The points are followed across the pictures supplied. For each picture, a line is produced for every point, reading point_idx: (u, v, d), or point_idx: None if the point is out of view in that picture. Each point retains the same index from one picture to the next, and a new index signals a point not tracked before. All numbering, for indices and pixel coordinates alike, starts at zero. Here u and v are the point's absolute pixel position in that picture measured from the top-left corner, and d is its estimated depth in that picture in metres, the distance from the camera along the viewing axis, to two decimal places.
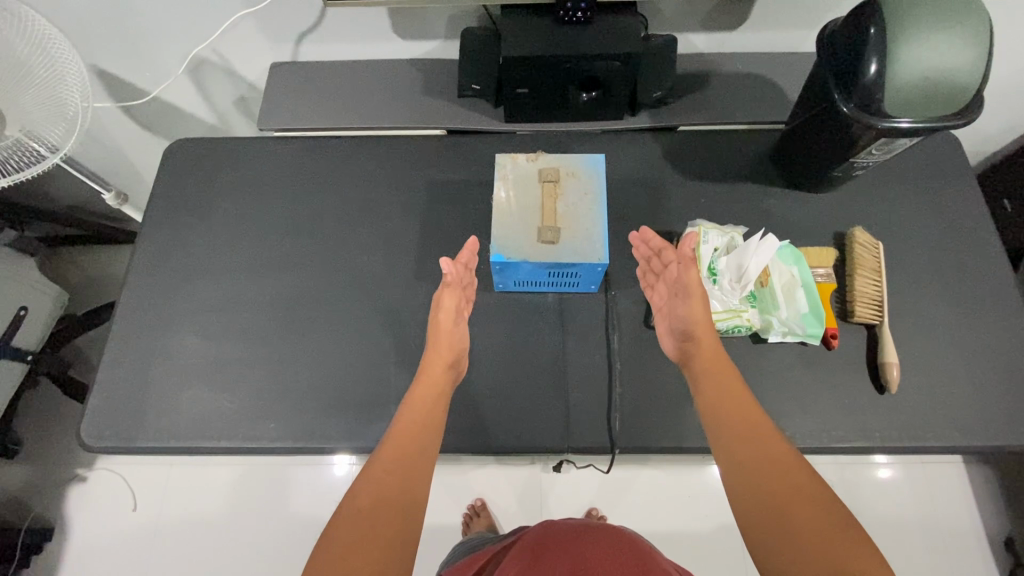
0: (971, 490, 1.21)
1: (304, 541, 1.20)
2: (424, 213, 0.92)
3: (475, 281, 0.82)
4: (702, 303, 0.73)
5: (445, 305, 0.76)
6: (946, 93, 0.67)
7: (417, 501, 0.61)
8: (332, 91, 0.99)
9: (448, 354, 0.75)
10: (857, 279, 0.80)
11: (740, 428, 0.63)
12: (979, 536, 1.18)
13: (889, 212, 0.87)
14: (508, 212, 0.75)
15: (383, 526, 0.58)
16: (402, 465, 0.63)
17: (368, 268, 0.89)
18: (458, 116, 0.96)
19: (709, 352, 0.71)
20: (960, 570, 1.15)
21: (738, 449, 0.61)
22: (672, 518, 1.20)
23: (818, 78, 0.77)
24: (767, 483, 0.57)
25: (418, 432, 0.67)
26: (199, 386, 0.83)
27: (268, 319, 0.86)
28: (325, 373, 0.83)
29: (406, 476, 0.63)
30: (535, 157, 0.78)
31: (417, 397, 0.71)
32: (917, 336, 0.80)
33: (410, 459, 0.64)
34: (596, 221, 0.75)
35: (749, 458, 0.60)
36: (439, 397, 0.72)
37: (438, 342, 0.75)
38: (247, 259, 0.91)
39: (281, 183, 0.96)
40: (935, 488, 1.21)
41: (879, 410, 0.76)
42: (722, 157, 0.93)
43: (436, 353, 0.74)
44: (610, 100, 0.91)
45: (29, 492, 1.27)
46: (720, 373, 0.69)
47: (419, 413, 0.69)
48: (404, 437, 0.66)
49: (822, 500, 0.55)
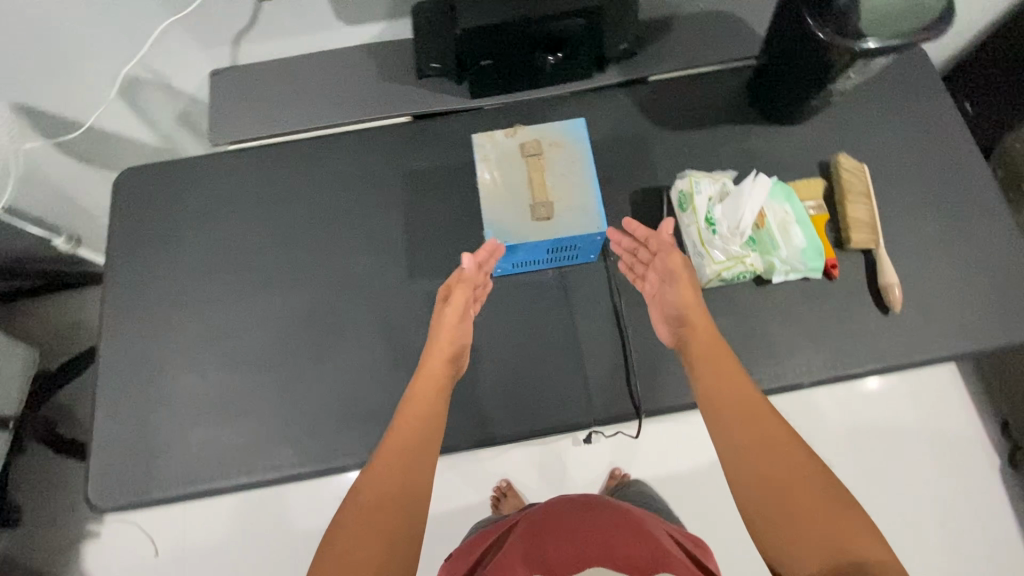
0: (967, 390, 1.27)
1: None
2: (406, 206, 0.89)
3: (490, 283, 0.77)
4: (692, 288, 0.71)
5: (455, 304, 0.72)
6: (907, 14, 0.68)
7: (418, 487, 0.60)
8: (282, 91, 0.93)
9: (448, 346, 0.72)
10: (848, 206, 0.81)
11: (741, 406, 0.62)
12: (977, 428, 1.25)
13: (869, 132, 0.87)
14: (496, 193, 0.72)
15: (383, 518, 0.56)
16: (402, 458, 0.61)
17: (358, 273, 0.85)
18: (421, 99, 0.92)
19: (706, 335, 0.69)
20: (966, 465, 1.22)
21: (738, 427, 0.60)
22: (696, 467, 1.20)
23: (786, 11, 0.76)
24: (767, 462, 0.57)
25: (417, 424, 0.65)
26: (207, 426, 0.79)
27: (263, 342, 0.83)
28: (334, 388, 0.80)
29: (405, 462, 0.61)
30: (514, 131, 0.75)
31: (416, 390, 0.69)
32: (912, 252, 0.82)
33: (407, 450, 0.62)
34: (588, 189, 0.72)
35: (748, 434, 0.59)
36: (437, 389, 0.70)
37: (441, 328, 0.72)
38: (227, 283, 0.86)
39: (248, 199, 0.91)
40: (935, 394, 1.27)
41: (887, 331, 0.78)
42: (698, 102, 0.91)
43: (437, 344, 0.72)
44: (577, 60, 0.88)
45: (44, 558, 1.23)
46: (717, 355, 0.67)
47: (416, 404, 0.67)
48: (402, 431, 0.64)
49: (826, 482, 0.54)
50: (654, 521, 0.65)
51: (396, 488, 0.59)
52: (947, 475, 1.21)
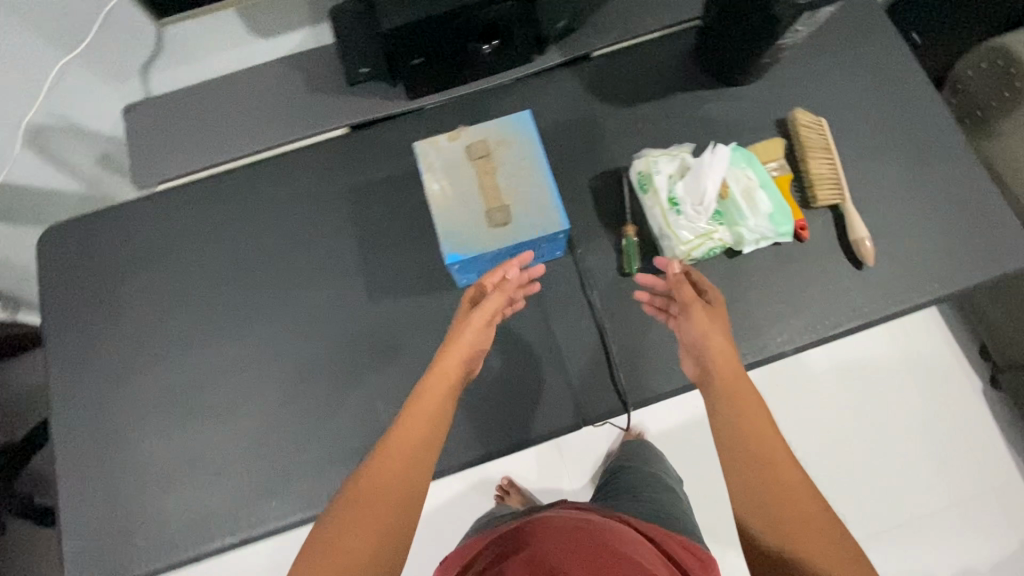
0: (947, 328, 1.33)
1: None
2: (357, 226, 0.84)
3: (524, 293, 0.72)
4: (715, 326, 0.68)
5: (487, 309, 0.66)
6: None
7: (417, 486, 0.60)
8: (205, 118, 0.86)
9: (467, 350, 0.67)
10: (810, 163, 0.79)
11: (758, 434, 0.62)
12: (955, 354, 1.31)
13: (822, 83, 0.85)
14: (447, 204, 0.68)
15: (376, 519, 0.56)
16: (406, 463, 0.60)
17: (317, 303, 0.81)
18: (356, 108, 0.86)
19: (730, 372, 0.66)
20: (950, 395, 1.29)
21: (754, 455, 0.60)
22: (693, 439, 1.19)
23: None
24: (771, 492, 0.58)
25: (427, 429, 0.62)
26: (183, 489, 0.75)
27: (229, 392, 0.78)
28: (310, 428, 0.76)
29: (405, 462, 0.60)
30: (456, 134, 0.70)
31: (428, 383, 0.65)
32: (879, 201, 0.80)
33: (411, 454, 0.61)
34: (543, 185, 0.68)
35: (756, 463, 0.60)
36: (447, 392, 0.65)
37: (468, 328, 0.66)
38: (180, 334, 0.81)
39: (187, 239, 0.85)
40: (915, 332, 1.32)
41: (862, 287, 0.77)
42: (646, 73, 0.87)
43: (457, 343, 0.66)
44: (514, 44, 0.83)
45: None
46: (740, 394, 0.64)
47: (424, 404, 0.64)
48: (406, 431, 0.62)
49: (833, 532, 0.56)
50: (646, 544, 0.64)
51: (402, 489, 0.59)
52: (931, 407, 1.28)
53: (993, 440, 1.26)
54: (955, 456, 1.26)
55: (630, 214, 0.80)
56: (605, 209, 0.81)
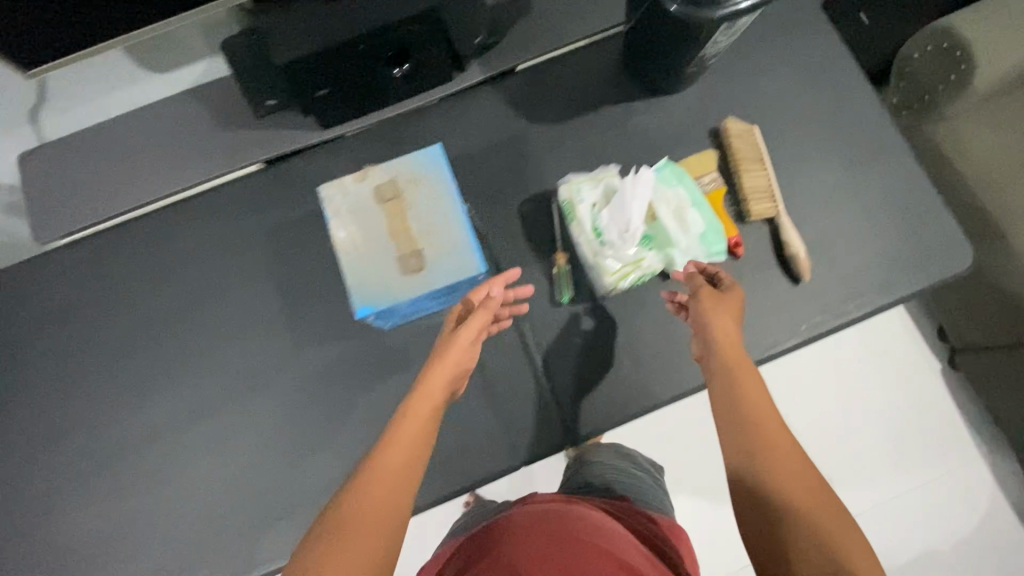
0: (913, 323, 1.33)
1: None
2: (277, 270, 0.80)
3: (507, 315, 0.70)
4: (723, 309, 0.66)
5: (472, 327, 0.63)
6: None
7: (403, 504, 0.55)
8: (106, 162, 0.81)
9: (454, 367, 0.62)
10: (743, 176, 0.76)
11: (747, 418, 0.59)
12: (913, 336, 1.32)
13: (755, 86, 0.81)
14: (356, 253, 0.64)
15: (361, 540, 0.50)
16: (396, 484, 0.55)
17: (240, 355, 0.77)
18: (268, 142, 0.81)
19: (732, 353, 0.64)
20: (912, 385, 1.29)
21: (743, 440, 0.58)
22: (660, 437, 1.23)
23: None
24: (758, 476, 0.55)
25: (417, 447, 0.58)
26: (118, 556, 0.73)
27: (155, 453, 0.76)
28: (242, 487, 0.74)
29: (393, 479, 0.55)
30: (363, 174, 0.66)
31: (417, 398, 0.60)
32: (815, 210, 0.78)
33: (401, 474, 0.55)
34: (456, 226, 0.65)
35: (744, 448, 0.57)
36: (434, 411, 0.61)
37: (454, 345, 0.62)
38: (99, 397, 0.77)
39: (99, 295, 0.80)
40: (877, 329, 1.33)
41: (800, 302, 0.75)
42: (574, 85, 0.83)
43: (446, 357, 0.62)
44: (427, 65, 0.78)
45: None
46: (741, 374, 0.62)
47: (412, 422, 0.59)
48: (396, 452, 0.57)
49: (835, 519, 0.51)
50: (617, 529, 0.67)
51: (389, 505, 0.54)
52: (895, 398, 1.29)
53: (948, 423, 1.28)
54: (923, 431, 1.27)
55: (559, 240, 0.77)
56: (535, 236, 0.78)
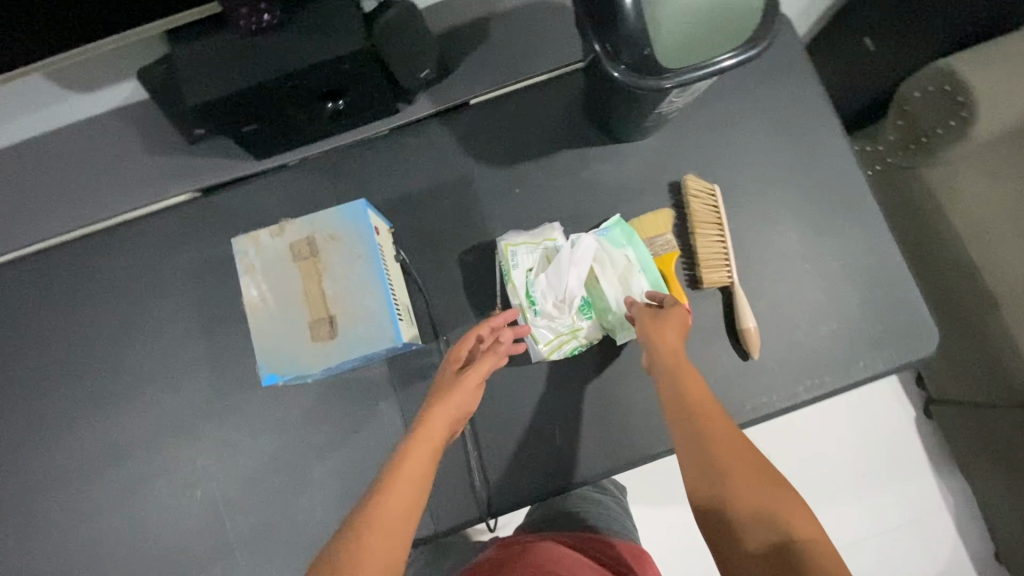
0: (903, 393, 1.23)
1: None
2: (200, 311, 0.75)
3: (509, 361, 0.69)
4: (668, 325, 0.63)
5: (481, 371, 0.62)
6: (717, 24, 0.52)
7: (400, 554, 0.50)
8: (31, 186, 0.77)
9: (458, 408, 0.61)
10: (697, 240, 0.71)
11: (690, 425, 0.57)
12: (901, 407, 1.23)
13: (722, 139, 0.75)
14: (266, 315, 0.60)
15: None
16: (395, 530, 0.50)
17: (158, 399, 0.74)
18: (200, 172, 0.76)
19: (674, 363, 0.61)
20: (893, 452, 1.21)
21: (690, 448, 0.56)
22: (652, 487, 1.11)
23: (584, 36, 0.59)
24: (706, 481, 0.54)
25: (419, 485, 0.54)
26: None
27: (66, 496, 0.73)
28: (152, 537, 0.71)
29: (393, 520, 0.51)
30: (279, 229, 0.62)
31: (416, 438, 0.58)
32: (773, 278, 0.72)
33: (402, 520, 0.51)
34: (375, 293, 0.60)
35: (693, 455, 0.56)
36: (435, 453, 0.58)
37: (463, 387, 0.61)
38: (12, 432, 0.74)
39: (21, 325, 0.77)
40: (866, 398, 1.23)
41: (750, 379, 0.70)
42: (529, 125, 0.77)
43: (452, 396, 0.61)
44: (366, 100, 0.72)
45: None
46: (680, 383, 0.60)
47: (413, 464, 0.55)
48: (397, 497, 0.53)
49: (786, 505, 0.50)
50: (582, 559, 0.61)
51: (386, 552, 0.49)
52: (874, 462, 1.21)
53: (929, 478, 1.20)
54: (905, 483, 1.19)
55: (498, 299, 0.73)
56: (474, 288, 0.74)
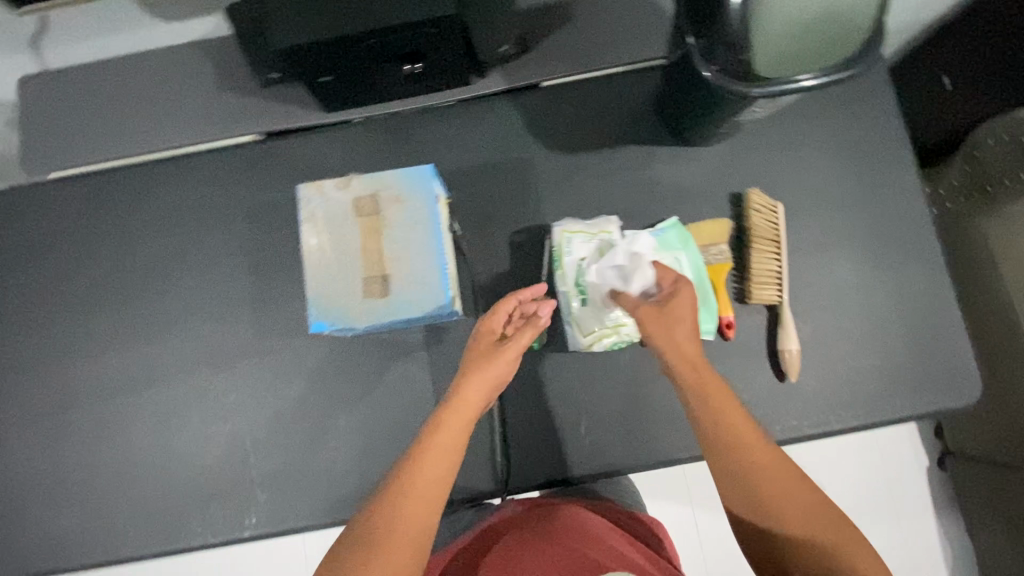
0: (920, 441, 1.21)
1: None
2: (249, 250, 0.76)
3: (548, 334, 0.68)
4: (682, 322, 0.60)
5: (518, 346, 0.62)
6: (819, 36, 0.51)
7: (429, 527, 0.54)
8: (105, 106, 0.78)
9: (490, 383, 0.61)
10: (753, 255, 0.70)
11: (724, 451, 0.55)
12: (915, 453, 1.21)
13: (790, 157, 0.74)
14: (322, 265, 0.61)
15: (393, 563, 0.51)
16: (426, 508, 0.54)
17: (197, 330, 0.75)
18: (266, 114, 0.77)
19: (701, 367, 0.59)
20: (901, 498, 1.20)
21: (727, 476, 0.55)
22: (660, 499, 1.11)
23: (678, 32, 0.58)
24: (749, 502, 0.54)
25: (447, 465, 0.56)
26: (47, 501, 0.74)
27: (101, 409, 0.75)
28: (176, 462, 0.73)
29: (421, 500, 0.54)
30: (346, 182, 0.62)
31: (445, 416, 0.58)
32: (820, 304, 0.72)
33: (431, 497, 0.54)
34: (432, 260, 0.61)
35: (731, 475, 0.55)
36: (467, 425, 0.59)
37: (500, 360, 0.61)
38: (59, 340, 0.77)
39: (77, 239, 0.79)
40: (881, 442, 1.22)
41: (781, 401, 0.70)
42: (599, 116, 0.76)
43: (484, 371, 0.60)
44: (442, 68, 0.72)
45: None
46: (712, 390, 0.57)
47: (442, 442, 0.56)
48: (427, 475, 0.55)
49: (834, 527, 0.51)
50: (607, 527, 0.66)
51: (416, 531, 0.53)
52: (881, 505, 1.19)
53: (934, 530, 1.18)
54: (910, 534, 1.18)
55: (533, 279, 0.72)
56: (520, 270, 0.74)
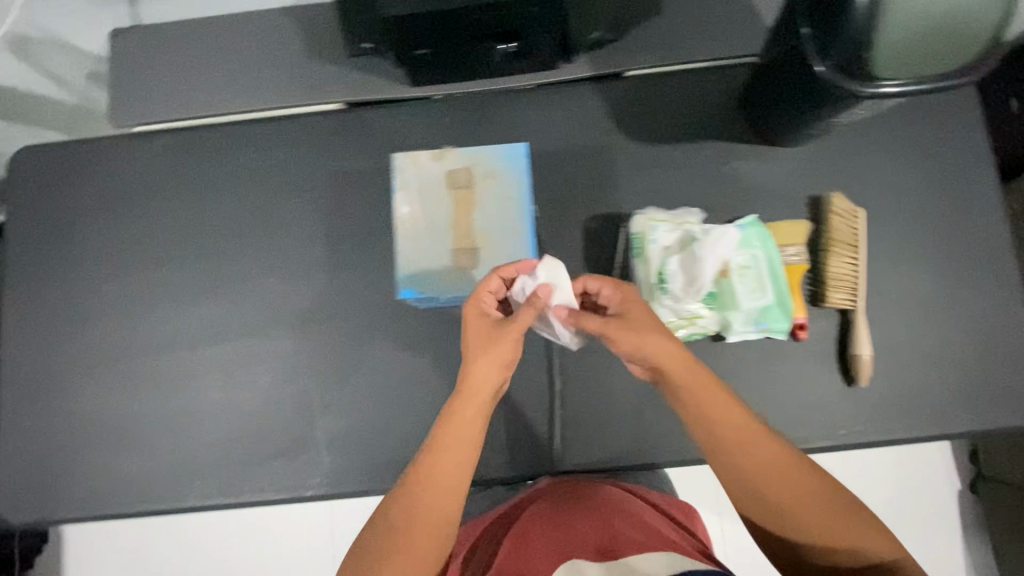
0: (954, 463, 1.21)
1: (275, 549, 1.19)
2: (326, 216, 0.77)
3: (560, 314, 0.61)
4: (653, 330, 0.58)
5: (520, 323, 0.59)
6: (935, 44, 0.51)
7: (451, 512, 0.56)
8: (195, 64, 0.80)
9: (496, 369, 0.59)
10: (831, 258, 0.70)
11: (726, 459, 0.57)
12: (950, 474, 1.20)
13: (872, 164, 0.74)
14: (416, 229, 0.74)
15: (421, 542, 0.55)
16: (448, 497, 0.56)
17: (271, 290, 0.76)
18: (353, 84, 0.78)
19: (694, 373, 0.58)
20: (932, 519, 1.19)
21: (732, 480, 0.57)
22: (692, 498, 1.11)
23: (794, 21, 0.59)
24: (760, 502, 0.56)
25: (465, 456, 0.57)
26: (116, 445, 0.75)
27: (173, 360, 0.76)
28: (245, 417, 0.74)
29: (442, 489, 0.56)
30: (439, 158, 0.75)
31: (456, 409, 0.58)
32: (894, 313, 0.72)
33: (452, 485, 0.56)
34: (514, 233, 0.73)
35: (736, 476, 0.56)
36: (482, 414, 0.59)
37: (501, 341, 0.59)
38: (134, 289, 0.78)
39: (157, 192, 0.80)
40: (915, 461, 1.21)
41: (847, 406, 0.70)
42: (683, 108, 0.76)
43: (485, 361, 0.58)
44: (535, 50, 0.73)
45: None
46: (713, 397, 0.57)
47: (456, 433, 0.57)
48: (443, 466, 0.56)
49: (843, 519, 0.54)
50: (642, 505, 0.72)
51: (437, 518, 0.56)
52: (912, 524, 1.18)
53: (963, 553, 1.18)
54: (937, 554, 1.18)
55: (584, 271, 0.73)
56: (593, 256, 0.74)
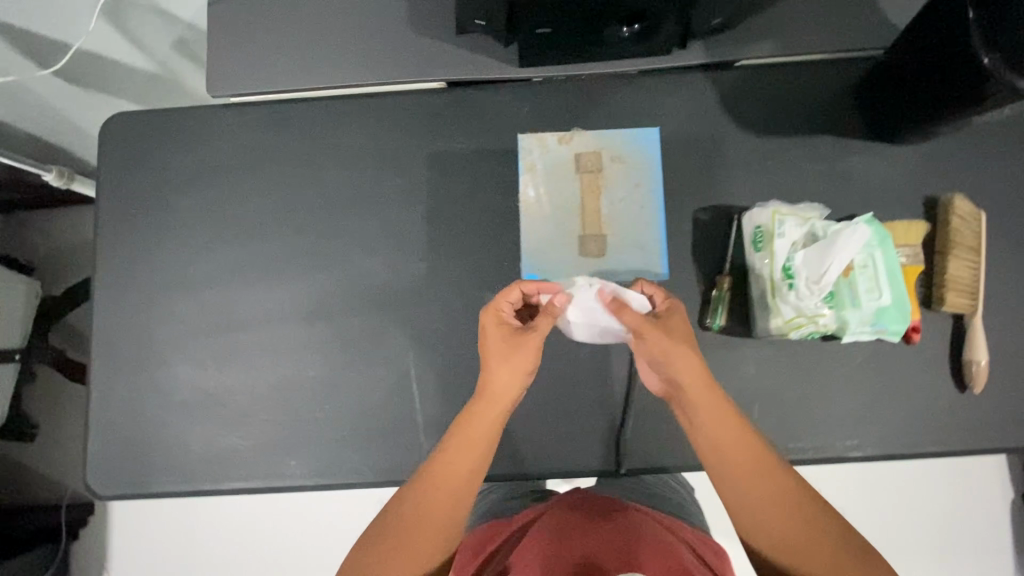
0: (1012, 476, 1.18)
1: (324, 532, 1.17)
2: (427, 199, 0.76)
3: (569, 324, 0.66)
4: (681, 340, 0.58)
5: (540, 332, 0.60)
6: None
7: (454, 523, 0.56)
8: (294, 34, 0.77)
9: (508, 381, 0.60)
10: (952, 260, 0.68)
11: (725, 487, 0.56)
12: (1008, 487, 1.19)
13: (994, 169, 0.72)
14: (541, 212, 0.74)
15: (417, 548, 0.55)
16: (450, 503, 0.56)
17: (369, 271, 0.75)
18: (459, 62, 0.75)
19: (706, 387, 0.57)
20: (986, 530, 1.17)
21: (725, 502, 0.56)
22: None
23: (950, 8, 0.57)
24: (760, 527, 0.54)
25: (470, 465, 0.57)
26: (208, 421, 0.74)
27: (268, 338, 0.75)
28: (341, 398, 0.73)
29: (445, 497, 0.56)
30: (566, 139, 0.75)
31: (470, 415, 0.59)
32: (1008, 321, 0.70)
33: (455, 491, 0.56)
34: (640, 217, 0.73)
35: (737, 497, 0.55)
36: (493, 424, 0.59)
37: (520, 349, 0.59)
38: (228, 265, 0.77)
39: (252, 167, 0.78)
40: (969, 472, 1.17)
41: (958, 413, 0.69)
42: (798, 102, 0.74)
43: (492, 374, 0.59)
44: (657, 34, 0.70)
45: (57, 489, 1.27)
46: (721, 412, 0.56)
47: (461, 440, 0.58)
48: (448, 470, 0.57)
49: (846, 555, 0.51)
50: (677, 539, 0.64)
51: (435, 526, 0.55)
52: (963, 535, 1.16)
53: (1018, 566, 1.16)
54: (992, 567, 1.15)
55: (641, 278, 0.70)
56: (702, 250, 0.73)
